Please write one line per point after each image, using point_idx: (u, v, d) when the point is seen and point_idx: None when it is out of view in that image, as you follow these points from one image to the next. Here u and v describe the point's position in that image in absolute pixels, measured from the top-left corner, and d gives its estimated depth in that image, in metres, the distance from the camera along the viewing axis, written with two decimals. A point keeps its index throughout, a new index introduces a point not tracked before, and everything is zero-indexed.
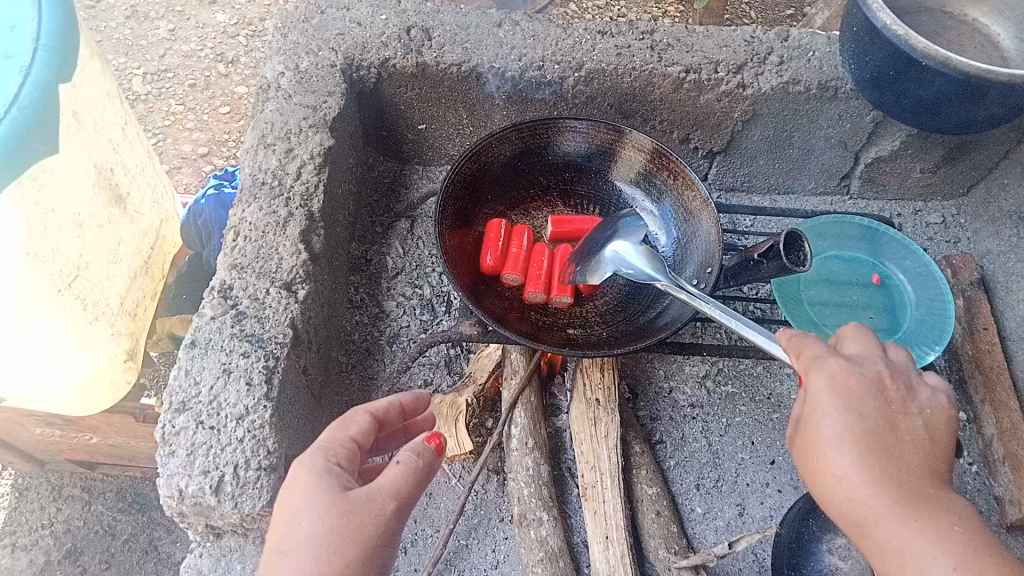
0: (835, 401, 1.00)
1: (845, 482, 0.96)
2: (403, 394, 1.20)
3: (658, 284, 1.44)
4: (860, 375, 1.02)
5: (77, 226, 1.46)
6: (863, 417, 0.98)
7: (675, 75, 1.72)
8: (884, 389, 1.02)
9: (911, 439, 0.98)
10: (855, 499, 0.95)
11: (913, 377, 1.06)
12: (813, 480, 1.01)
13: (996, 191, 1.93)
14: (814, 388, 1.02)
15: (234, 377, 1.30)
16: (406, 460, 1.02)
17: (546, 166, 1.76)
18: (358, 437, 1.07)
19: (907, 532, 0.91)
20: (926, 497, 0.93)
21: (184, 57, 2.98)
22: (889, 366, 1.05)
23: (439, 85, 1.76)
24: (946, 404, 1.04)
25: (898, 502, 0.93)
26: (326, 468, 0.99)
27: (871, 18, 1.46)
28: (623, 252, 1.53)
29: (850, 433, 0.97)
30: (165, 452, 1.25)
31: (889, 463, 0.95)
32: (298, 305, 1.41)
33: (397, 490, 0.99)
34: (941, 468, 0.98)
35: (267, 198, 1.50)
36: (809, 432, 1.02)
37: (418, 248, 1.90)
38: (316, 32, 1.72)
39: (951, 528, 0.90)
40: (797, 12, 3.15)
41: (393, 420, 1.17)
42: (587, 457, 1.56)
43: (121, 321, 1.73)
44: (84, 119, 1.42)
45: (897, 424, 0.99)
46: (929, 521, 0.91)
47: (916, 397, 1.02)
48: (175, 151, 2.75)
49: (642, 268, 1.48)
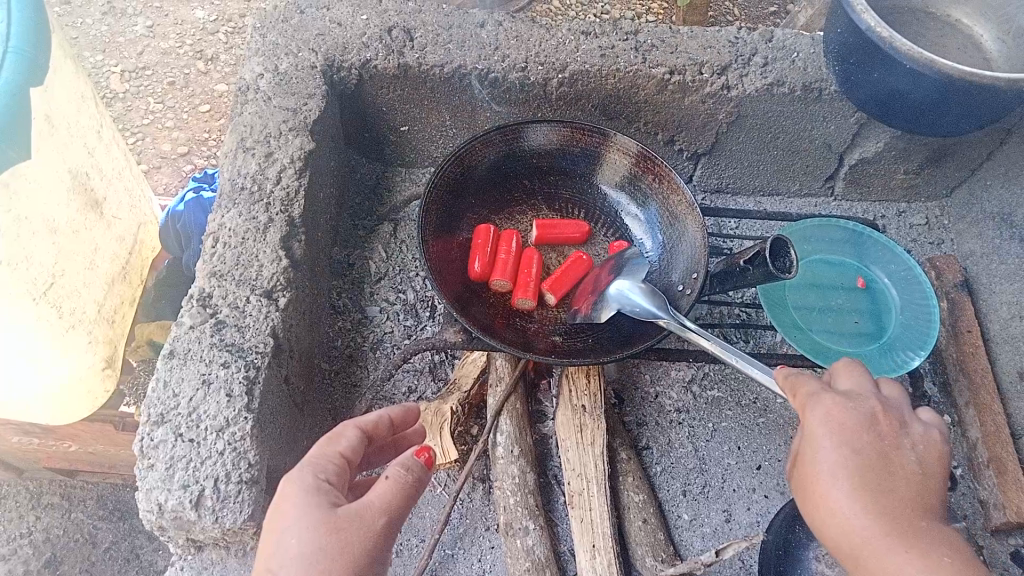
0: (830, 434, 0.99)
1: (839, 514, 0.95)
2: (391, 407, 1.19)
3: (660, 322, 1.42)
4: (855, 411, 1.01)
5: (52, 233, 1.42)
6: (858, 452, 0.98)
7: (660, 77, 1.70)
8: (879, 423, 1.01)
9: (905, 473, 0.98)
10: (850, 531, 0.94)
11: (906, 413, 1.06)
12: (809, 512, 1.00)
13: (980, 193, 1.94)
14: (810, 423, 1.02)
15: (214, 388, 1.28)
16: (395, 474, 1.01)
17: (530, 170, 1.74)
18: (347, 453, 1.06)
19: (899, 563, 0.90)
20: (917, 529, 0.93)
21: (162, 54, 2.93)
22: (883, 400, 1.05)
23: (421, 86, 1.74)
24: (939, 440, 1.04)
25: (889, 533, 0.92)
26: (316, 485, 0.98)
27: (856, 19, 1.45)
28: (625, 290, 1.49)
29: (845, 466, 0.97)
30: (143, 466, 1.22)
31: (884, 495, 0.95)
32: (279, 314, 1.38)
33: (389, 506, 0.98)
34: (935, 504, 0.98)
35: (246, 204, 1.47)
36: (805, 465, 1.01)
37: (401, 252, 1.88)
38: (295, 33, 1.69)
39: (942, 560, 0.90)
40: (780, 9, 3.15)
41: (382, 434, 1.16)
42: (573, 464, 1.55)
43: (98, 328, 1.69)
44: (57, 124, 1.39)
45: (892, 458, 0.98)
46: (920, 552, 0.91)
47: (910, 432, 1.02)
48: (154, 150, 2.71)
49: (643, 307, 1.45)
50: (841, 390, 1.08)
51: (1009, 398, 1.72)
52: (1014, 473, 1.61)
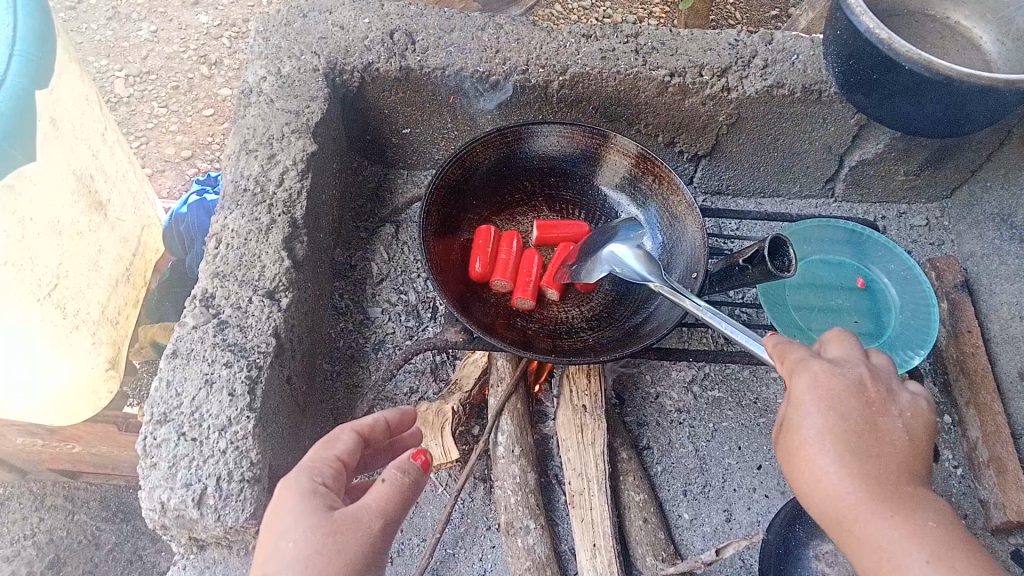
0: (817, 399, 0.99)
1: (825, 479, 0.96)
2: (387, 410, 1.20)
3: (652, 285, 1.43)
4: (842, 377, 1.01)
5: (56, 235, 1.44)
6: (845, 417, 0.98)
7: (660, 80, 1.71)
8: (867, 390, 1.01)
9: (891, 440, 0.98)
10: (835, 497, 0.95)
11: (895, 381, 1.06)
12: (796, 479, 1.01)
13: (980, 194, 1.94)
14: (798, 389, 1.02)
15: (216, 388, 1.29)
16: (392, 477, 1.01)
17: (531, 172, 1.75)
18: (344, 456, 1.07)
19: (884, 528, 0.91)
20: (902, 495, 0.93)
21: (166, 59, 2.95)
22: (872, 368, 1.05)
23: (422, 89, 1.75)
24: (927, 409, 1.04)
25: (875, 499, 0.93)
26: (312, 489, 0.99)
27: (855, 21, 1.46)
28: (619, 252, 1.52)
29: (832, 432, 0.97)
30: (146, 464, 1.23)
31: (869, 462, 0.95)
32: (281, 314, 1.39)
33: (385, 509, 0.98)
34: (921, 472, 0.98)
35: (249, 205, 1.48)
36: (792, 431, 1.02)
37: (403, 253, 1.89)
38: (298, 36, 1.70)
39: (926, 524, 0.91)
40: (782, 13, 3.17)
41: (378, 437, 1.17)
42: (574, 464, 1.56)
43: (102, 330, 1.70)
44: (62, 126, 1.40)
45: (879, 424, 0.99)
46: (905, 517, 0.91)
47: (898, 400, 1.02)
48: (158, 154, 2.73)
49: (635, 270, 1.47)
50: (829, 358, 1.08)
51: (1009, 398, 1.72)
52: (1014, 473, 1.61)
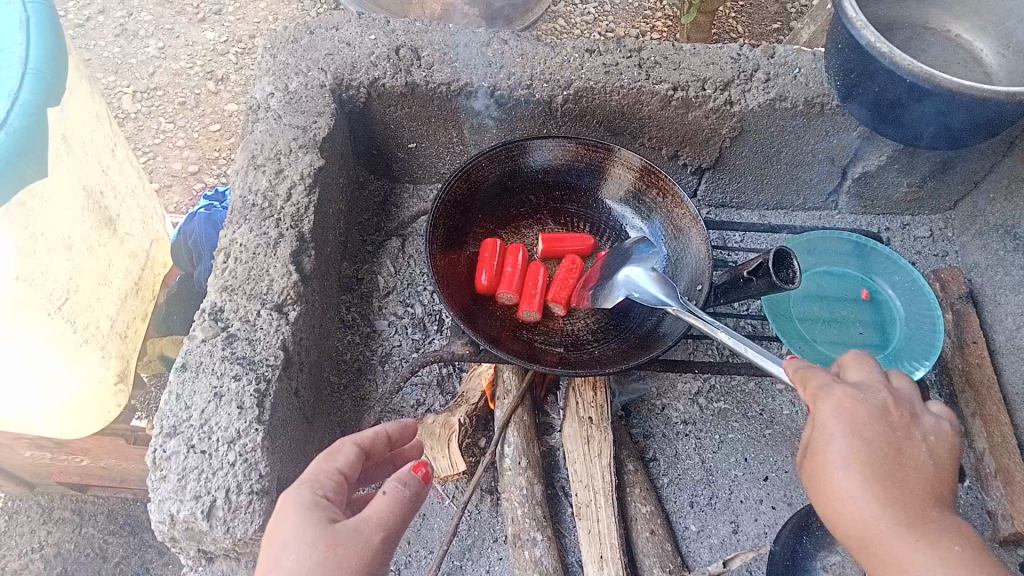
0: (841, 424, 1.00)
1: (850, 503, 0.97)
2: (389, 422, 1.20)
3: (670, 308, 1.45)
4: (867, 401, 1.02)
5: (67, 250, 1.45)
6: (870, 442, 0.99)
7: (663, 93, 1.73)
8: (891, 414, 1.02)
9: (915, 464, 0.99)
10: (860, 521, 0.96)
11: (916, 403, 1.07)
12: (819, 501, 1.02)
13: (983, 205, 1.95)
14: (822, 414, 1.03)
15: (225, 401, 1.30)
16: (393, 489, 1.02)
17: (536, 185, 1.77)
18: (345, 469, 1.08)
19: (911, 552, 0.92)
20: (926, 519, 0.94)
21: (173, 75, 2.98)
22: (893, 392, 1.06)
23: (428, 104, 1.77)
24: (949, 431, 1.05)
25: (901, 523, 0.94)
26: (313, 501, 1.00)
27: (856, 35, 1.47)
28: (634, 275, 1.55)
29: (857, 457, 0.98)
30: (156, 476, 1.24)
31: (894, 487, 0.96)
32: (289, 327, 1.40)
33: (385, 522, 0.99)
34: (944, 494, 0.99)
35: (257, 220, 1.50)
36: (815, 454, 1.03)
37: (409, 266, 1.90)
38: (305, 52, 1.72)
39: (952, 548, 0.91)
40: (783, 26, 3.19)
41: (380, 450, 1.17)
42: (581, 476, 1.56)
43: (111, 343, 1.72)
44: (73, 142, 1.42)
45: (902, 449, 0.99)
46: (930, 542, 0.92)
47: (920, 423, 1.03)
48: (165, 169, 2.75)
49: (654, 295, 1.49)
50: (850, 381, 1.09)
51: (1015, 409, 1.72)
52: (1021, 484, 1.61)
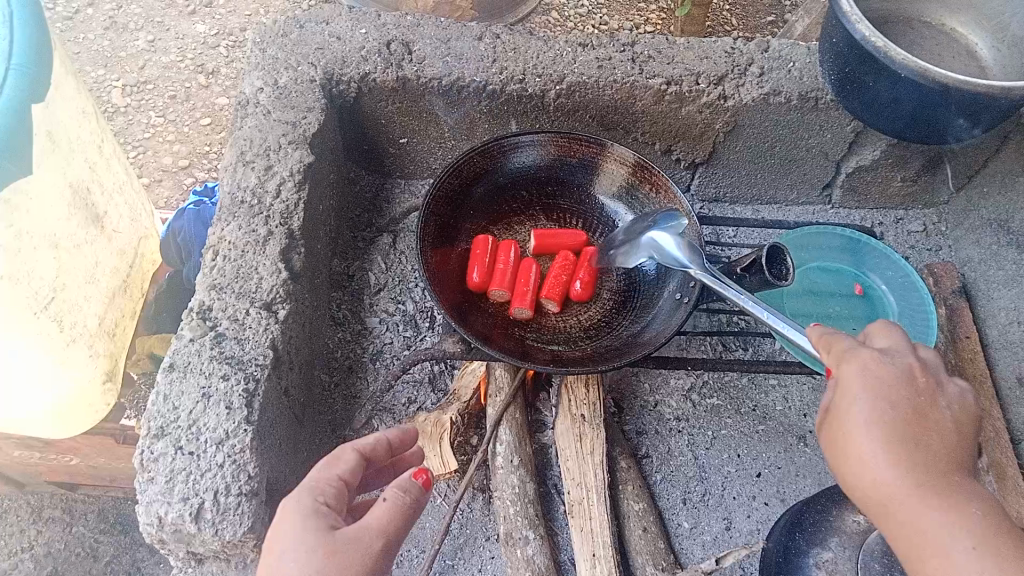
0: (863, 386, 0.99)
1: (870, 464, 0.95)
2: (390, 428, 1.20)
3: (692, 270, 1.47)
4: (891, 365, 1.01)
5: (53, 248, 1.44)
6: (893, 404, 0.97)
7: (656, 88, 1.72)
8: (916, 379, 1.01)
9: (939, 428, 0.98)
10: (879, 483, 0.95)
11: (941, 373, 1.05)
12: (838, 463, 1.01)
13: (977, 200, 1.94)
14: (845, 375, 1.02)
15: (214, 401, 1.28)
16: (393, 496, 1.01)
17: (529, 181, 1.75)
18: (347, 475, 1.07)
19: (931, 514, 0.91)
20: (948, 482, 0.93)
21: (163, 68, 2.96)
22: (920, 361, 1.04)
23: (419, 100, 1.75)
24: (974, 405, 1.03)
25: (921, 485, 0.92)
26: (314, 508, 0.99)
27: (851, 29, 1.46)
28: (658, 238, 1.55)
29: (879, 417, 0.97)
30: (143, 478, 1.23)
31: (917, 448, 0.95)
32: (278, 326, 1.39)
33: (386, 529, 0.98)
34: (968, 464, 0.98)
35: (246, 217, 1.48)
36: (836, 416, 1.01)
37: (401, 263, 1.89)
38: (295, 47, 1.70)
39: (972, 511, 0.90)
40: (778, 19, 3.18)
41: (382, 456, 1.17)
42: (573, 474, 1.55)
43: (100, 342, 1.70)
44: (59, 139, 1.40)
45: (927, 413, 0.98)
46: (952, 505, 0.91)
47: (946, 393, 1.02)
48: (155, 164, 2.73)
49: (677, 257, 1.50)
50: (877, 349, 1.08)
51: (1008, 404, 1.72)
52: (1014, 479, 1.61)
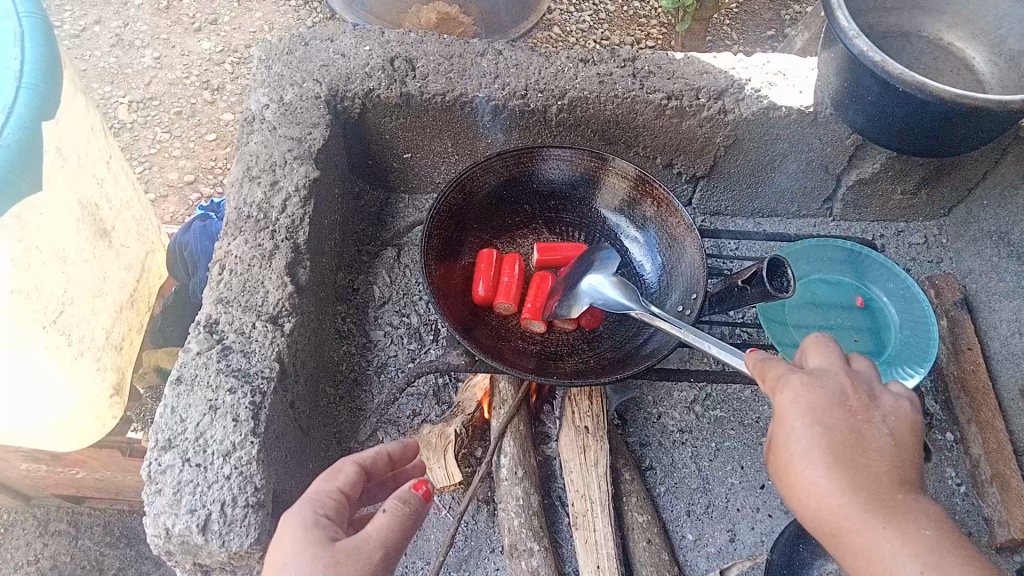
0: (801, 417, 1.02)
1: (816, 495, 0.99)
2: (390, 443, 1.24)
3: (634, 313, 1.47)
4: (823, 389, 1.05)
5: (62, 262, 1.45)
6: (829, 428, 1.01)
7: (657, 102, 1.74)
8: (849, 399, 1.04)
9: (877, 446, 1.01)
10: (829, 508, 0.98)
11: (877, 385, 1.09)
12: (790, 495, 1.04)
13: (977, 212, 1.96)
14: (782, 403, 1.06)
15: (220, 414, 1.30)
16: (393, 507, 1.05)
17: (531, 195, 1.77)
18: (345, 488, 1.11)
19: (879, 539, 0.93)
20: (893, 505, 0.96)
21: (169, 84, 2.99)
22: (854, 376, 1.08)
23: (423, 114, 1.77)
24: (910, 410, 1.06)
25: (866, 511, 0.95)
26: (313, 521, 1.02)
27: (848, 44, 1.47)
28: (597, 283, 1.55)
29: (818, 446, 1.00)
30: (151, 490, 1.24)
31: (857, 472, 0.98)
32: (284, 339, 1.41)
33: (385, 539, 1.01)
34: (910, 473, 1.00)
35: (253, 231, 1.50)
36: (781, 447, 1.05)
37: (405, 276, 1.90)
38: (300, 64, 1.72)
39: (922, 534, 0.93)
40: (778, 32, 3.21)
41: (381, 469, 1.21)
42: (577, 486, 1.56)
43: (107, 356, 1.71)
44: (68, 155, 1.43)
45: (864, 433, 1.01)
46: (896, 528, 0.93)
47: (880, 405, 1.05)
48: (161, 179, 2.76)
49: (617, 300, 1.51)
50: (810, 367, 1.11)
51: (1010, 415, 1.73)
52: (1017, 490, 1.62)
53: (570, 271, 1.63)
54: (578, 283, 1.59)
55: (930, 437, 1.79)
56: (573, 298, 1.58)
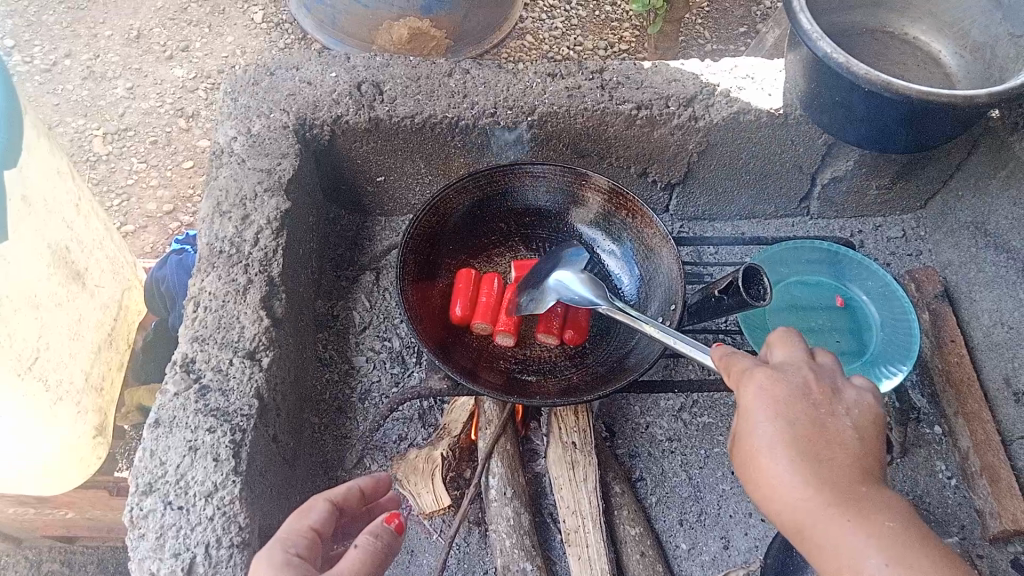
0: (767, 409, 1.02)
1: (781, 489, 0.98)
2: (362, 477, 1.23)
3: (602, 309, 1.48)
4: (786, 382, 1.04)
5: (35, 308, 1.44)
6: (791, 422, 1.01)
7: (627, 113, 1.73)
8: (812, 392, 1.04)
9: (841, 439, 1.00)
10: (794, 501, 0.97)
11: (839, 379, 1.08)
12: (754, 488, 1.03)
13: (953, 203, 1.96)
14: (747, 397, 1.05)
15: (201, 454, 1.28)
16: (365, 542, 1.04)
17: (507, 212, 1.76)
18: (317, 525, 1.10)
19: (842, 531, 0.93)
20: (856, 497, 0.96)
21: (143, 114, 2.97)
22: (817, 370, 1.08)
23: (394, 137, 1.77)
24: (873, 403, 1.06)
25: (832, 504, 0.95)
26: (285, 559, 1.01)
27: (812, 46, 1.47)
28: (564, 279, 1.56)
29: (782, 439, 0.99)
30: (134, 535, 1.22)
31: (821, 465, 0.97)
32: (262, 374, 1.39)
33: (358, 574, 1.00)
34: (873, 466, 1.00)
35: (226, 266, 1.49)
36: (746, 442, 1.04)
37: (385, 300, 1.89)
38: (267, 94, 1.71)
39: (885, 525, 0.93)
40: (750, 29, 3.22)
41: (353, 505, 1.20)
42: (567, 502, 1.55)
43: (87, 398, 1.70)
44: (34, 201, 1.41)
45: (827, 426, 1.01)
46: (861, 521, 0.93)
47: (844, 397, 1.05)
48: (140, 210, 2.74)
49: (583, 295, 1.52)
50: (774, 362, 1.11)
51: (997, 405, 1.73)
52: (1007, 481, 1.62)
53: (539, 268, 1.63)
54: (544, 279, 1.59)
55: (919, 432, 1.79)
56: (537, 295, 1.58)
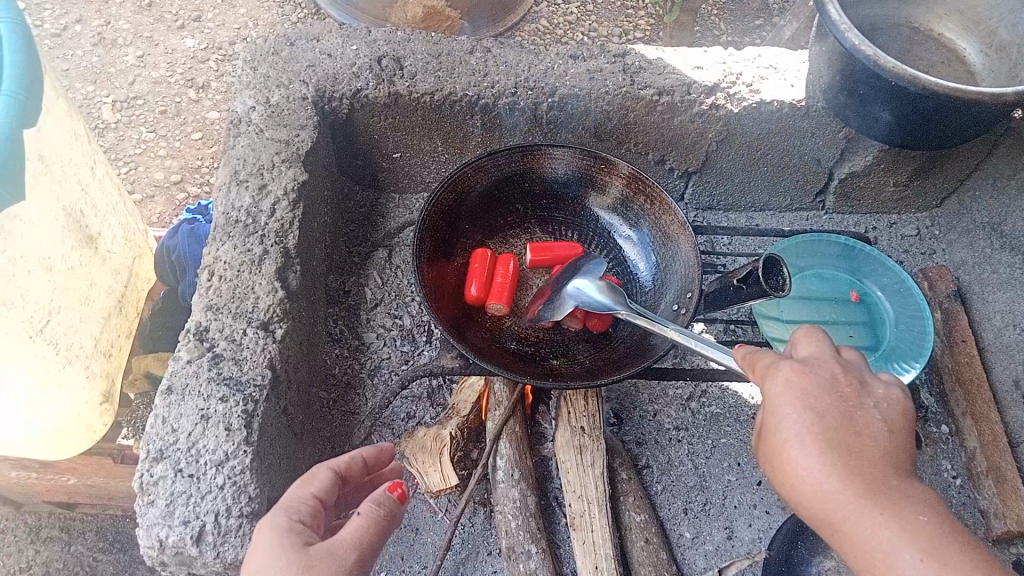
0: (793, 403, 1.01)
1: (809, 481, 0.97)
2: (364, 448, 1.24)
3: (618, 313, 1.45)
4: (814, 375, 1.04)
5: (48, 271, 1.43)
6: (820, 415, 1.00)
7: (648, 98, 1.72)
8: (840, 385, 1.03)
9: (871, 432, 0.99)
10: (823, 496, 0.96)
11: (866, 374, 1.08)
12: (781, 482, 1.02)
13: (969, 203, 1.96)
14: (773, 390, 1.04)
15: (213, 423, 1.28)
16: (367, 511, 1.04)
17: (524, 194, 1.76)
18: (321, 493, 1.10)
19: (874, 525, 0.92)
20: (886, 490, 0.95)
21: (153, 83, 2.95)
22: (843, 364, 1.07)
23: (412, 114, 1.75)
24: (901, 397, 1.06)
25: (862, 496, 0.94)
26: (288, 526, 1.01)
27: (840, 38, 1.45)
28: (582, 286, 1.53)
29: (811, 431, 0.98)
30: (143, 501, 1.22)
31: (851, 457, 0.96)
32: (275, 346, 1.39)
33: (360, 541, 1.01)
34: (903, 460, 0.99)
35: (241, 236, 1.48)
36: (772, 435, 1.03)
37: (397, 277, 1.88)
38: (286, 65, 1.70)
39: (917, 519, 0.92)
40: (767, 22, 3.19)
41: (356, 475, 1.20)
42: (574, 486, 1.55)
43: (96, 363, 1.69)
44: (51, 163, 1.40)
45: (856, 419, 1.00)
46: (893, 514, 0.92)
47: (872, 391, 1.04)
48: (147, 179, 2.72)
49: (600, 301, 1.48)
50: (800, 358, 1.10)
51: (1004, 406, 1.73)
52: (1013, 482, 1.62)
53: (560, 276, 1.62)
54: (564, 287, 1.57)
55: (926, 430, 1.79)
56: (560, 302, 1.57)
